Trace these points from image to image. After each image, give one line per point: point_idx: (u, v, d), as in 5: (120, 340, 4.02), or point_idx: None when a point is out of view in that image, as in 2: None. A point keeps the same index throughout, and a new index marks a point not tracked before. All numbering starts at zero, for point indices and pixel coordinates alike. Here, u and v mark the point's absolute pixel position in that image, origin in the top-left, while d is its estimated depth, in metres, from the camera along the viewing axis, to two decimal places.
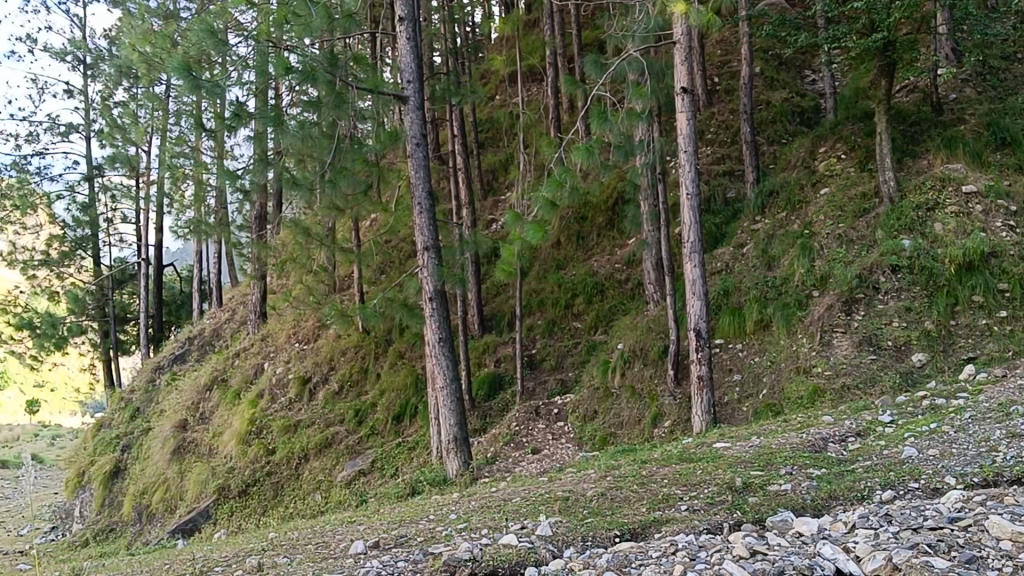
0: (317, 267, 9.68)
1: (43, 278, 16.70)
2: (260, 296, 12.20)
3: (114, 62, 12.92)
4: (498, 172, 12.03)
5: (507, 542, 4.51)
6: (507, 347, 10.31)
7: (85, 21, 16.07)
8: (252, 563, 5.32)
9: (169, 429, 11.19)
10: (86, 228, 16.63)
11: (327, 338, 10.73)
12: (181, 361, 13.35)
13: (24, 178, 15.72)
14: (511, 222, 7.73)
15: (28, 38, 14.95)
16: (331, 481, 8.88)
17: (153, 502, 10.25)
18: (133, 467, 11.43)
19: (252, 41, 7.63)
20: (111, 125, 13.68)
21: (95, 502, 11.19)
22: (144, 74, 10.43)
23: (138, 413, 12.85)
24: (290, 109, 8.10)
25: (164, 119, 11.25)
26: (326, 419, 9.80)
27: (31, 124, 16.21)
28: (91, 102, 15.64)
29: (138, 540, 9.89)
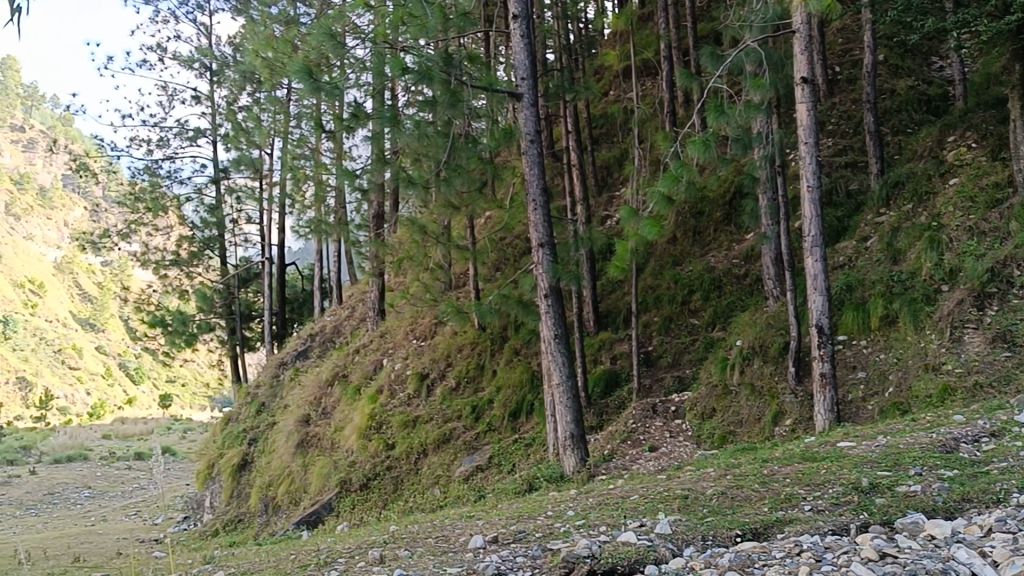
0: (433, 265, 9.80)
1: (175, 278, 17.28)
2: (379, 293, 12.41)
3: (239, 67, 13.32)
4: (613, 167, 11.95)
5: (627, 539, 4.48)
6: (623, 343, 10.22)
7: (211, 29, 16.62)
8: (375, 555, 5.41)
9: (293, 423, 11.50)
10: (213, 228, 17.13)
11: (445, 335, 10.84)
12: (303, 357, 13.70)
13: (156, 181, 16.35)
14: (627, 217, 7.66)
15: (158, 46, 15.53)
16: (450, 475, 8.99)
17: (279, 495, 10.56)
18: (259, 460, 11.77)
19: (369, 43, 7.81)
20: (236, 129, 14.10)
21: (224, 493, 11.59)
22: (267, 78, 10.71)
23: (263, 406, 13.21)
24: (407, 108, 8.24)
25: (286, 122, 11.52)
26: (443, 415, 9.91)
27: (161, 129, 16.84)
28: (217, 107, 16.19)
29: (264, 531, 10.19)
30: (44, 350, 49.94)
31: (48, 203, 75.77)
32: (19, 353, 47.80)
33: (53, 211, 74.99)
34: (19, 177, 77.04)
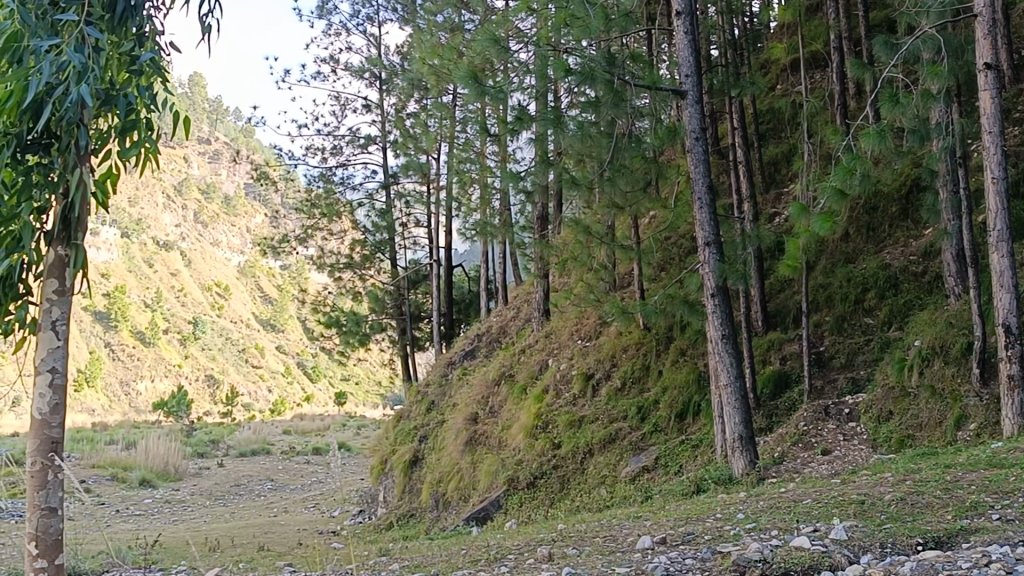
0: (598, 265, 9.82)
1: (348, 280, 17.99)
2: (544, 294, 12.50)
3: (407, 75, 13.70)
4: (780, 164, 11.65)
5: (800, 544, 4.37)
6: (794, 344, 9.94)
7: (380, 39, 17.13)
8: (544, 552, 5.48)
9: (462, 421, 11.72)
10: (384, 232, 17.56)
11: (609, 335, 10.83)
12: (471, 357, 13.94)
13: (330, 188, 17.07)
14: (797, 214, 7.46)
15: (331, 58, 16.14)
16: (616, 476, 8.98)
17: (449, 491, 10.81)
18: (430, 457, 12.07)
19: (533, 47, 7.89)
20: (405, 135, 14.48)
21: (397, 488, 11.95)
22: (434, 85, 10.96)
23: (433, 404, 13.53)
24: (570, 110, 8.26)
25: (451, 128, 11.77)
26: (609, 414, 9.91)
27: (335, 138, 17.49)
28: (387, 115, 16.69)
29: (435, 526, 10.44)
30: (229, 349, 53.02)
31: (231, 210, 80.21)
32: (206, 352, 50.88)
33: (236, 217, 79.35)
34: (205, 187, 81.95)
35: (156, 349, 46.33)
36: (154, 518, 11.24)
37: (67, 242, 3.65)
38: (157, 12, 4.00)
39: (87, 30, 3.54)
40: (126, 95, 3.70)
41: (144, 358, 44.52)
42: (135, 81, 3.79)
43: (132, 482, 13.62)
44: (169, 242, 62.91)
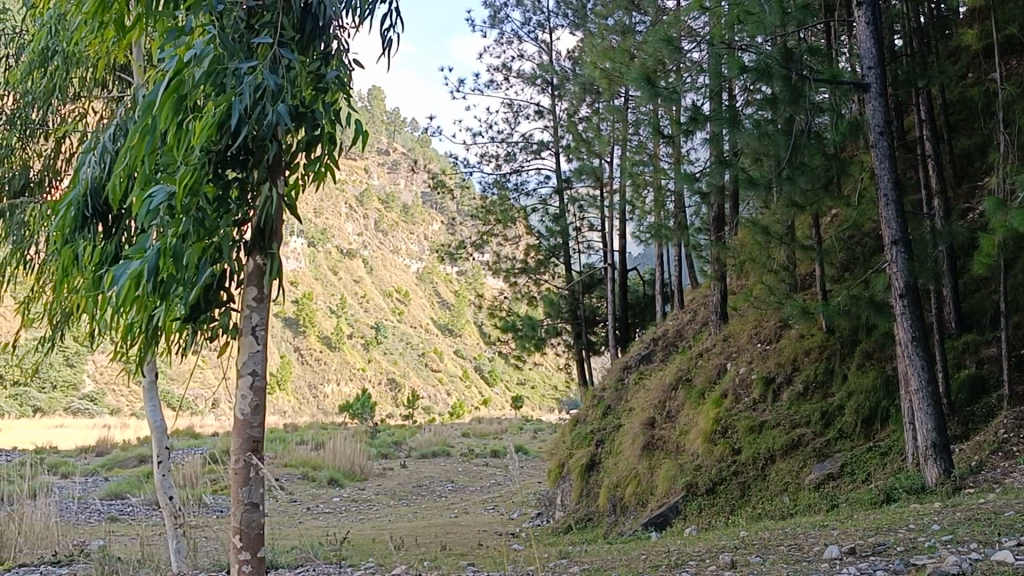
0: (777, 266, 9.56)
1: (523, 285, 17.90)
2: (721, 297, 12.20)
3: (579, 80, 13.76)
4: (973, 156, 11.02)
5: (1002, 559, 4.12)
6: (991, 347, 9.35)
7: (551, 45, 17.26)
8: (726, 559, 5.38)
9: (639, 425, 11.62)
10: (558, 237, 17.59)
11: (790, 338, 10.51)
12: (647, 362, 13.78)
13: (504, 195, 17.40)
14: (992, 209, 7.06)
15: (504, 67, 16.38)
16: (800, 483, 8.73)
17: (627, 495, 10.76)
18: (607, 461, 12.04)
19: (706, 45, 7.81)
20: (577, 139, 14.51)
21: (574, 492, 12.00)
22: (607, 88, 10.96)
23: (609, 409, 13.45)
24: (746, 109, 8.10)
25: (625, 130, 11.74)
26: (791, 420, 9.61)
27: (509, 145, 17.77)
28: (559, 120, 16.82)
29: (613, 531, 10.42)
30: (409, 353, 54.75)
31: (410, 219, 82.73)
32: (388, 356, 52.70)
33: (415, 225, 81.80)
34: (385, 196, 84.86)
35: (341, 353, 48.28)
36: (342, 515, 11.71)
37: (263, 251, 3.89)
38: (343, 29, 4.17)
39: (282, 51, 3.77)
40: (315, 110, 3.87)
41: (330, 361, 46.49)
42: (322, 98, 3.93)
43: (321, 480, 14.24)
44: (352, 250, 65.54)
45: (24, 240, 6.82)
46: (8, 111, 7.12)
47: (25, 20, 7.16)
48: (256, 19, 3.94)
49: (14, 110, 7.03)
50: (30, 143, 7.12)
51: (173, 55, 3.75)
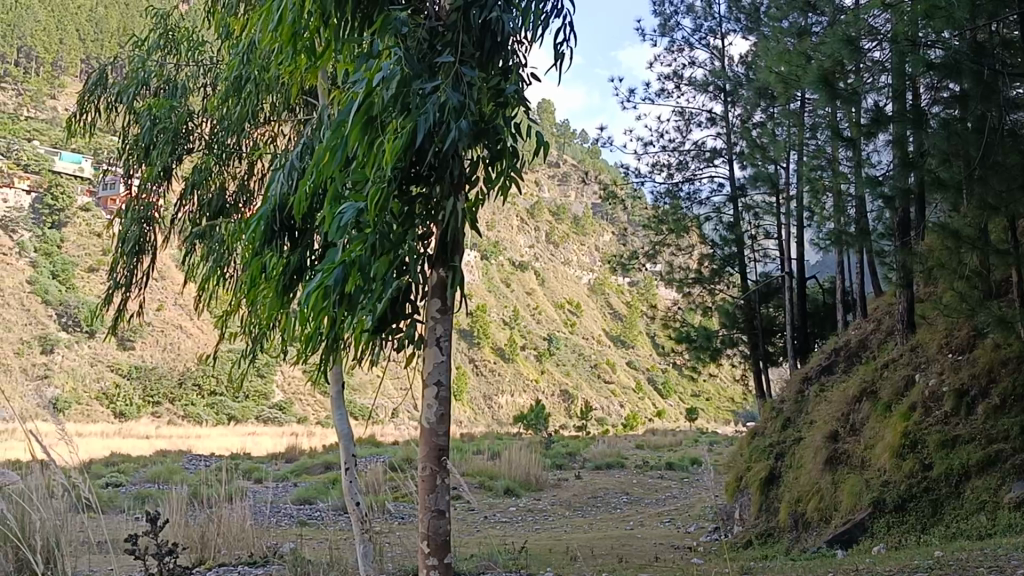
0: (970, 272, 9.02)
1: (698, 295, 17.69)
2: (907, 304, 11.64)
3: (753, 85, 13.44)
4: None
5: None
6: None
7: (724, 51, 16.98)
8: None
9: (822, 438, 11.21)
10: (733, 245, 17.21)
11: (985, 348, 9.89)
12: (828, 373, 13.26)
13: (677, 204, 17.15)
14: None
15: (675, 75, 16.20)
16: (999, 503, 8.25)
17: (810, 511, 10.42)
18: (788, 474, 11.66)
19: (886, 44, 7.68)
20: (752, 146, 14.17)
21: (754, 506, 11.72)
22: (783, 93, 10.67)
23: (789, 421, 13.02)
24: (931, 109, 7.78)
25: (802, 134, 11.40)
26: (988, 435, 9.05)
27: (681, 153, 17.62)
28: (733, 127, 16.55)
29: (796, 547, 10.12)
30: (582, 365, 54.88)
31: (581, 230, 83.05)
32: (561, 367, 52.93)
33: (585, 236, 82.01)
34: (556, 208, 85.52)
35: (515, 364, 48.85)
36: (519, 525, 11.83)
37: (446, 264, 4.00)
38: (521, 44, 4.23)
39: (463, 69, 3.86)
40: (495, 124, 3.94)
41: (505, 373, 47.08)
42: (501, 112, 4.00)
43: (498, 490, 14.42)
44: (524, 263, 66.31)
45: (224, 257, 7.24)
46: (206, 136, 7.57)
47: (221, 51, 7.62)
48: (438, 39, 4.06)
49: (212, 135, 7.47)
50: (226, 166, 7.55)
51: (360, 78, 3.88)
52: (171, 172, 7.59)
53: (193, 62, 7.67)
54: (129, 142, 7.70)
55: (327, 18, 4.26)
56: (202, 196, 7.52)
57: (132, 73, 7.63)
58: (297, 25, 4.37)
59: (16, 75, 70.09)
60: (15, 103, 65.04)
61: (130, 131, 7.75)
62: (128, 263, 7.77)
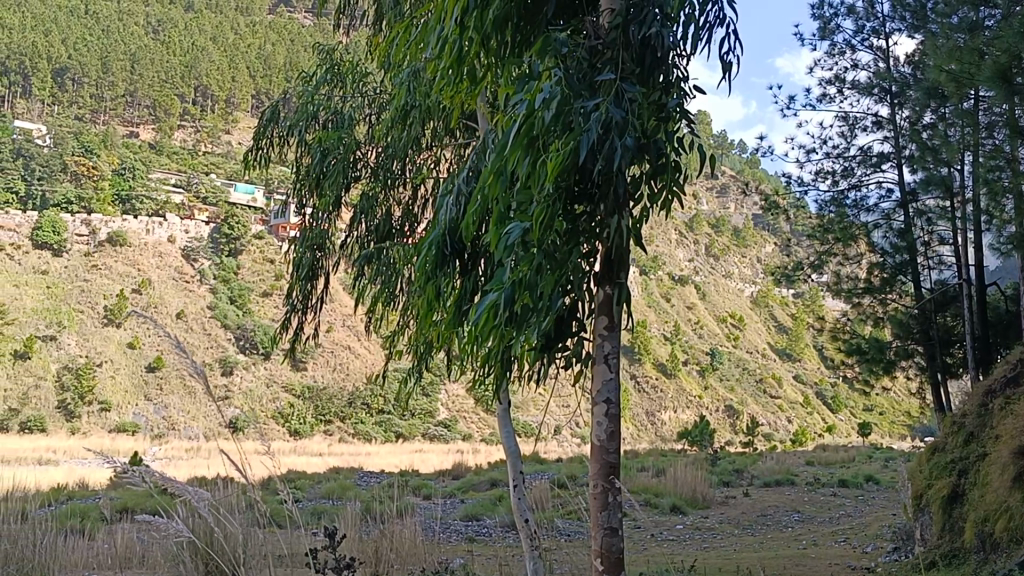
0: None
1: (869, 306, 17.06)
2: None
3: (922, 87, 12.90)
4: None
5: None
6: None
7: (889, 51, 16.36)
8: None
9: (1008, 454, 10.52)
10: (904, 253, 16.37)
11: None
12: (1015, 384, 12.41)
13: (842, 213, 16.63)
14: None
15: (838, 80, 15.72)
16: None
17: (997, 530, 9.76)
18: (971, 493, 10.98)
19: None
20: (922, 149, 13.53)
21: (937, 527, 11.16)
22: (955, 91, 10.13)
23: (972, 437, 12.26)
24: None
25: (978, 136, 10.79)
26: None
27: (845, 159, 17.15)
28: (900, 130, 15.88)
29: (984, 569, 9.53)
30: (747, 379, 53.75)
31: (742, 242, 81.44)
32: (725, 383, 51.95)
33: (746, 249, 80.52)
34: (716, 220, 84.26)
35: (678, 380, 48.21)
36: (687, 543, 11.69)
37: (612, 282, 4.00)
38: (683, 58, 4.20)
39: (624, 86, 3.82)
40: (658, 139, 3.91)
41: (668, 389, 46.56)
42: (664, 126, 3.96)
43: (664, 508, 14.26)
44: (684, 277, 65.56)
45: (392, 280, 7.46)
46: (372, 162, 7.79)
47: (384, 80, 7.86)
48: (598, 58, 4.07)
49: (377, 162, 7.72)
50: (391, 193, 7.80)
51: (524, 99, 3.91)
52: (341, 201, 7.90)
53: (358, 93, 7.93)
54: (302, 173, 8.07)
55: (487, 43, 4.33)
56: (370, 222, 7.80)
57: (302, 107, 8.01)
58: (459, 53, 4.47)
59: (195, 115, 74.71)
60: (195, 140, 69.28)
61: (303, 162, 8.12)
62: (303, 288, 8.13)
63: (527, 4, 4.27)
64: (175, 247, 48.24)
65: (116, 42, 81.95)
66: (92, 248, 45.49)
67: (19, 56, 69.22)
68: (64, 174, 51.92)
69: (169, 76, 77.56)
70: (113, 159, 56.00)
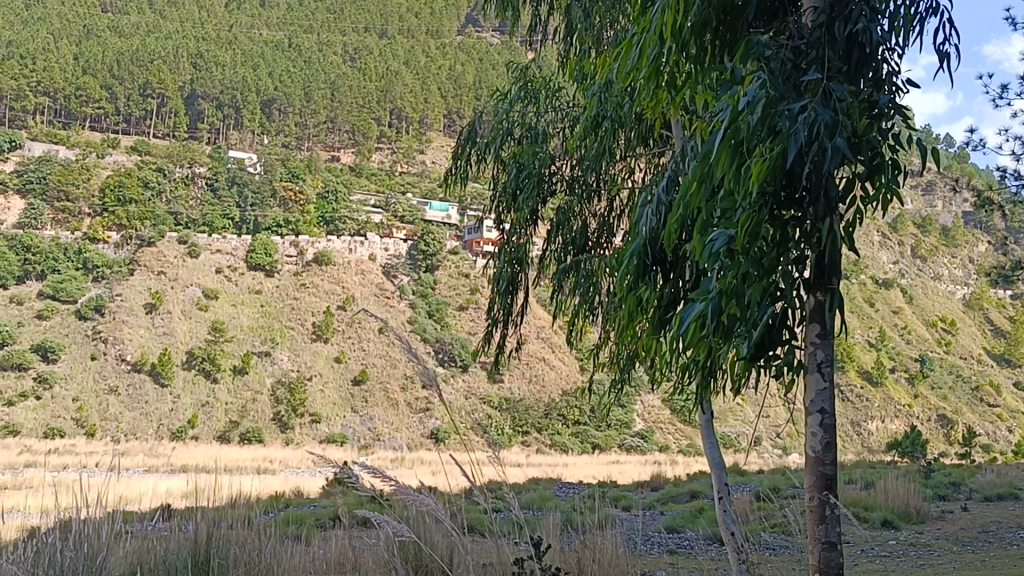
0: None
1: None
2: None
3: None
4: None
5: None
6: None
7: None
8: None
9: None
10: None
11: None
12: None
13: None
14: None
15: None
16: None
17: None
18: None
19: None
20: None
21: None
22: None
23: None
24: None
25: None
26: None
27: None
28: None
29: None
30: (962, 388, 50.77)
31: (952, 242, 77.16)
32: (937, 391, 49.24)
33: (957, 249, 76.26)
34: (922, 220, 80.21)
35: (885, 389, 46.10)
36: (902, 560, 11.09)
37: (825, 287, 3.86)
38: (892, 52, 4.00)
39: (831, 85, 3.67)
40: (869, 140, 3.73)
41: (874, 399, 44.53)
42: (876, 124, 3.76)
43: (874, 522, 13.63)
44: (889, 280, 62.71)
45: (591, 292, 7.48)
46: (567, 175, 7.85)
47: (576, 95, 7.89)
48: (803, 57, 3.93)
49: (572, 176, 7.76)
50: (587, 206, 7.82)
51: (728, 104, 3.82)
52: (537, 215, 8.01)
53: (552, 108, 8.02)
54: (499, 189, 8.24)
55: (689, 51, 4.29)
56: (567, 235, 7.86)
57: (497, 125, 8.19)
58: (659, 64, 4.44)
59: (391, 136, 77.71)
60: (392, 160, 72.06)
61: (500, 179, 8.32)
62: (504, 301, 8.29)
63: (725, 8, 4.19)
64: (376, 264, 50.13)
65: (318, 72, 86.49)
66: (300, 268, 48.21)
67: (231, 92, 74.39)
68: (274, 200, 55.33)
69: (367, 100, 81.07)
70: (317, 183, 59.18)
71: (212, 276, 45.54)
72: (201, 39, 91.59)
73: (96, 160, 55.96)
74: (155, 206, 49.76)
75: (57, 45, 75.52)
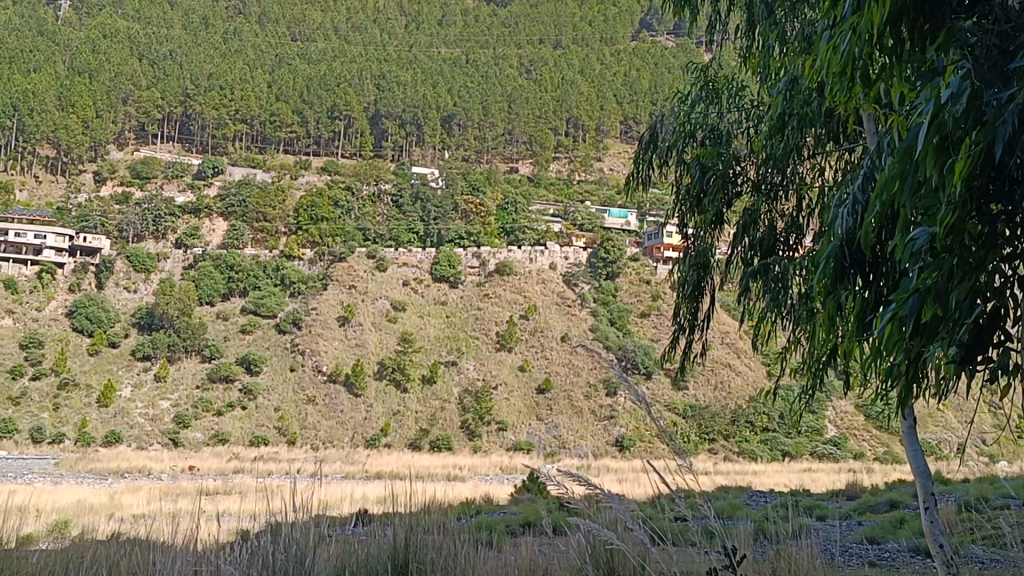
0: None
1: None
2: None
3: None
4: None
5: None
6: None
7: None
8: None
9: None
10: None
11: None
12: None
13: None
14: None
15: None
16: None
17: None
18: None
19: None
20: None
21: None
22: None
23: None
24: None
25: None
26: None
27: None
28: None
29: None
30: None
31: None
32: None
33: None
34: None
35: None
36: None
37: None
38: None
39: None
40: None
41: None
42: None
43: None
44: None
45: (781, 295, 7.30)
46: (752, 177, 7.69)
47: (760, 93, 7.71)
48: (1012, 42, 3.70)
49: (758, 177, 7.59)
50: (774, 206, 7.63)
51: (929, 97, 3.61)
52: (723, 217, 7.85)
53: (736, 108, 7.87)
54: (683, 194, 8.15)
55: (884, 42, 4.08)
56: (754, 237, 7.65)
57: (680, 128, 8.13)
58: (851, 57, 4.25)
59: (568, 145, 78.50)
60: (570, 169, 72.78)
61: (683, 182, 8.21)
62: (690, 305, 8.18)
63: None
64: (556, 273, 50.06)
65: (496, 87, 88.56)
66: (483, 279, 48.94)
67: (413, 111, 77.15)
68: (456, 213, 56.86)
69: (544, 111, 82.31)
70: (497, 196, 60.55)
71: (399, 289, 47.18)
72: (383, 61, 95.55)
73: (290, 182, 59.26)
74: (344, 224, 52.38)
75: (253, 75, 80.52)
